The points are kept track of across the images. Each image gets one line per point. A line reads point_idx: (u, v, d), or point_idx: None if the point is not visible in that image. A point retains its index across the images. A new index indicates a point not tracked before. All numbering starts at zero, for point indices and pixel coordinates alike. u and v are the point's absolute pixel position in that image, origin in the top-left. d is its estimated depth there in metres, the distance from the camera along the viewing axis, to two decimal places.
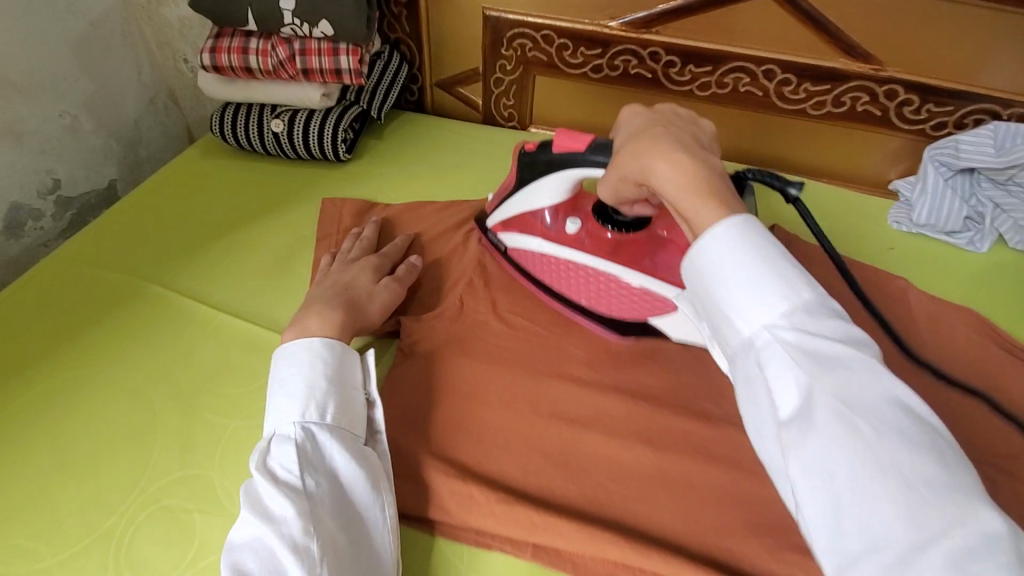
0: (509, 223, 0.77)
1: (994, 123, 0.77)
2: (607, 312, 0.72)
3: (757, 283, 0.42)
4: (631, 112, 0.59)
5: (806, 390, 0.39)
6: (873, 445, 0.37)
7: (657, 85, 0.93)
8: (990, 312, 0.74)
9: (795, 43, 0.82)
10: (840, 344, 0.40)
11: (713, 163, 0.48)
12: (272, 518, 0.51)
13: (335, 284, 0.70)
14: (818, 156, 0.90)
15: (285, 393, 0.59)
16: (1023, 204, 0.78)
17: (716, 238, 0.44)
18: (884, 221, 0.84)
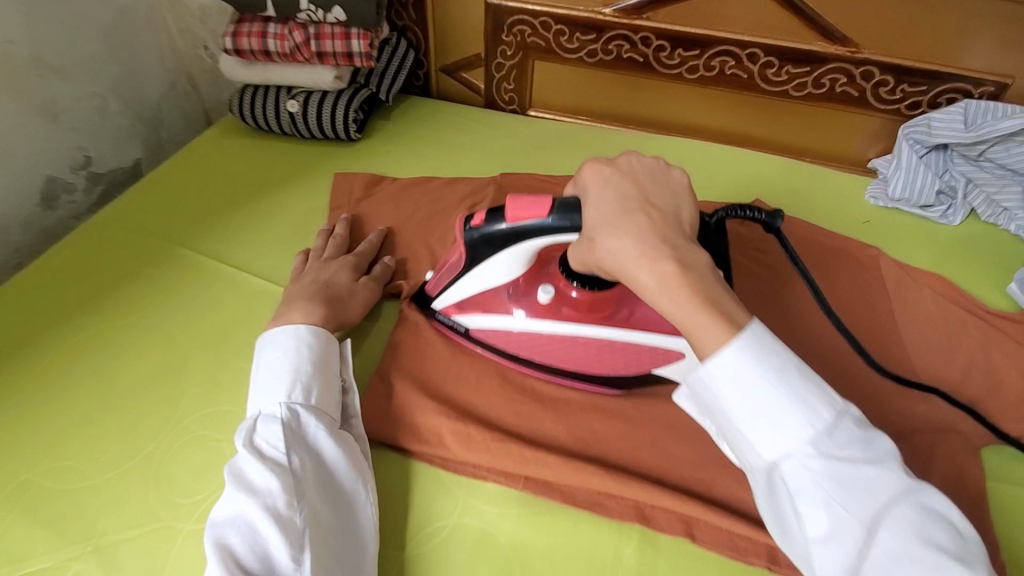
0: (466, 304, 0.69)
1: (966, 102, 0.86)
2: (603, 372, 0.66)
3: (779, 416, 0.45)
4: (598, 173, 0.57)
5: (837, 518, 0.43)
6: (903, 560, 0.41)
7: (648, 68, 0.98)
8: (956, 278, 0.83)
9: (777, 27, 0.89)
10: (865, 468, 0.44)
11: (702, 261, 0.51)
12: (256, 489, 0.51)
13: (315, 284, 0.70)
14: (801, 135, 0.99)
15: (269, 371, 0.60)
16: (992, 178, 0.88)
17: (734, 361, 0.46)
18: (863, 197, 0.93)
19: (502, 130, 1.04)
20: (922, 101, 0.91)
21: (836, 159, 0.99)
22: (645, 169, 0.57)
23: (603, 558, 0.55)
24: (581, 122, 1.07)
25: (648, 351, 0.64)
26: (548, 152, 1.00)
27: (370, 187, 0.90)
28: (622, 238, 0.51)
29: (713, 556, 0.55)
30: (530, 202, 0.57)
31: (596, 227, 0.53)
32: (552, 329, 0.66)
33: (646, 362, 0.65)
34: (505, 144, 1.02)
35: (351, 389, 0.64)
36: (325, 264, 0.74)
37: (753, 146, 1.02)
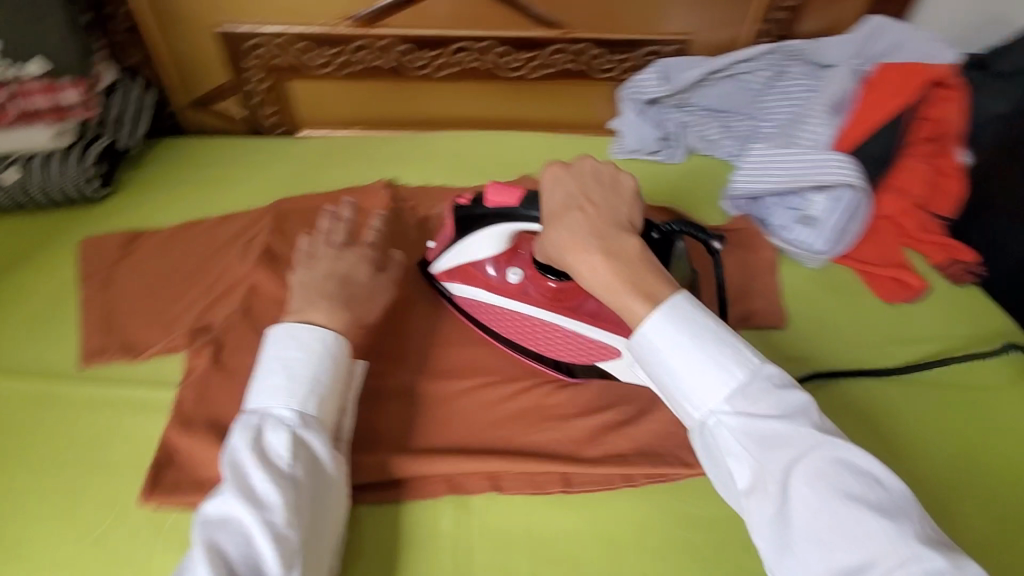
0: (452, 273, 0.79)
1: (659, 62, 1.05)
2: (548, 353, 0.76)
3: (703, 373, 0.55)
4: (553, 173, 0.64)
5: (758, 469, 0.52)
6: (816, 502, 0.50)
7: (398, 72, 1.02)
8: (683, 206, 1.00)
9: (500, 21, 0.99)
10: (780, 423, 0.53)
11: (630, 247, 0.60)
12: (258, 502, 0.54)
13: (332, 275, 0.71)
14: (547, 111, 1.12)
15: (287, 376, 0.62)
16: (693, 120, 1.06)
17: (654, 329, 0.57)
18: (606, 151, 1.08)
19: (271, 154, 1.02)
20: (631, 66, 1.08)
21: (584, 124, 1.15)
22: (594, 171, 0.65)
23: (425, 534, 0.65)
24: (354, 132, 1.10)
25: (592, 344, 0.73)
26: (322, 168, 1.00)
27: (136, 248, 0.86)
28: (556, 235, 0.61)
29: (518, 497, 0.68)
30: (502, 189, 0.67)
31: (547, 225, 0.62)
32: (529, 309, 0.74)
33: (592, 355, 0.74)
34: (275, 168, 1.00)
35: (348, 412, 0.66)
36: (337, 256, 0.74)
37: (516, 126, 1.13)
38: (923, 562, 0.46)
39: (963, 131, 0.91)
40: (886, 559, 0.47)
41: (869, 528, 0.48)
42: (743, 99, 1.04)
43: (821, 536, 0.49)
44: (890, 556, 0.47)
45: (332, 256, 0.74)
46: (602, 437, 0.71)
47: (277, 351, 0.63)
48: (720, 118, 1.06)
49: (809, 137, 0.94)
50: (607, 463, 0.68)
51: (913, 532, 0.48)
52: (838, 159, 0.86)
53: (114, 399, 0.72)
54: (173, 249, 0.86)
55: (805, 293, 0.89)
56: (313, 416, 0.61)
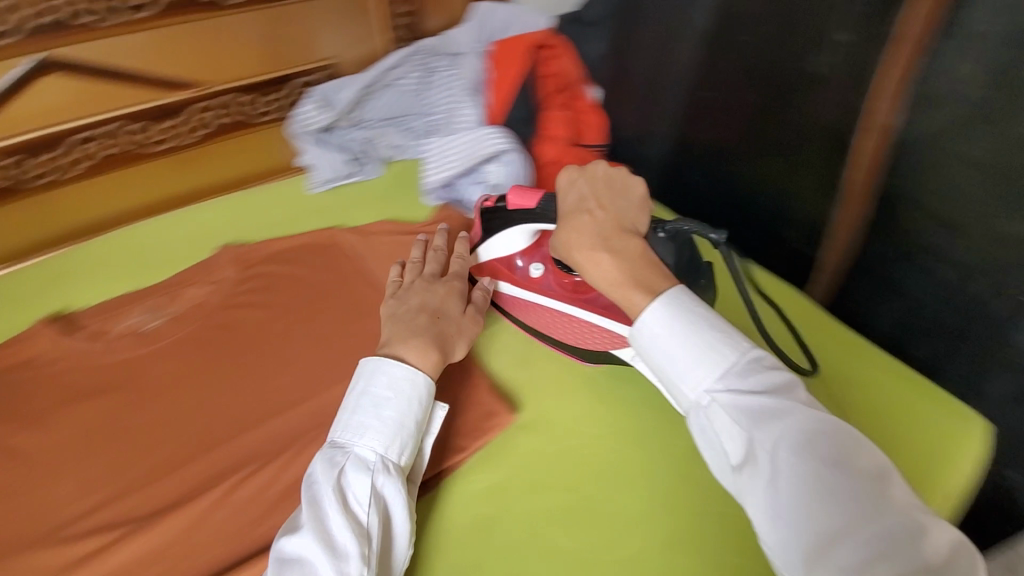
0: (486, 266, 0.83)
1: (315, 90, 1.07)
2: (576, 343, 0.77)
3: (695, 358, 0.56)
4: (569, 178, 0.69)
5: (748, 442, 0.53)
6: (802, 472, 0.50)
7: (22, 186, 0.93)
8: (393, 214, 1.02)
9: (117, 98, 0.95)
10: (770, 398, 0.53)
11: (632, 248, 0.63)
12: (335, 550, 0.54)
13: (415, 308, 0.74)
14: (225, 169, 1.10)
15: (389, 399, 0.63)
16: (375, 133, 1.10)
17: (652, 321, 0.59)
18: (306, 190, 1.06)
19: None
20: (287, 101, 1.10)
21: (275, 170, 1.15)
22: (605, 175, 0.69)
23: None
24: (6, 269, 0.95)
25: (613, 335, 0.73)
26: None
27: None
28: (569, 236, 0.65)
29: None
30: (525, 194, 0.74)
31: (563, 225, 0.66)
32: (545, 300, 0.78)
33: (607, 343, 0.74)
34: None
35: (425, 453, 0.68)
36: (431, 286, 0.78)
37: (203, 195, 1.10)
38: (897, 523, 0.47)
39: (580, 74, 1.06)
40: (863, 528, 0.47)
41: (852, 500, 0.48)
42: (409, 101, 1.10)
43: (807, 506, 0.49)
44: (873, 522, 0.47)
45: (424, 288, 0.77)
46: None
47: (373, 381, 0.64)
48: (397, 123, 1.11)
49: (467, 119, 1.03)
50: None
51: (895, 506, 0.48)
52: (489, 132, 0.96)
53: None
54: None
55: None
56: (398, 459, 0.61)
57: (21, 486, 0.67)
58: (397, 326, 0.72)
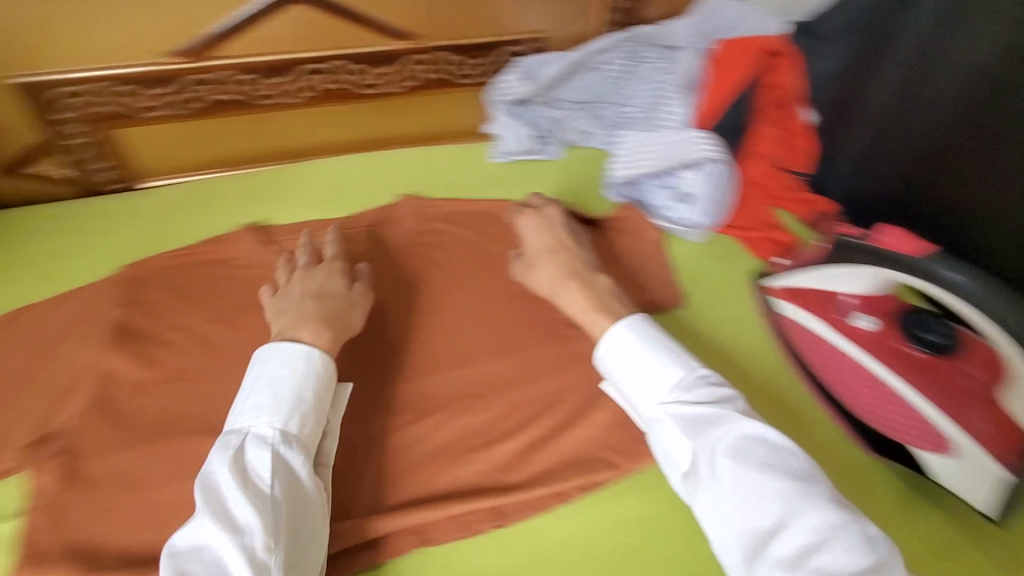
0: (797, 291, 0.79)
1: (520, 61, 1.04)
2: (867, 414, 0.72)
3: (654, 371, 0.65)
4: (529, 223, 0.83)
5: (692, 451, 0.59)
6: (742, 478, 0.56)
7: (245, 105, 0.94)
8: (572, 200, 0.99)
9: (346, 37, 0.93)
10: (709, 407, 0.61)
11: (602, 285, 0.75)
12: (237, 527, 0.52)
13: (307, 297, 0.72)
14: (416, 121, 1.07)
15: (279, 389, 0.62)
16: (564, 114, 1.07)
17: (616, 341, 0.68)
18: (485, 158, 1.06)
19: (113, 215, 0.90)
20: (493, 70, 1.05)
21: (455, 132, 1.11)
22: (564, 222, 0.84)
23: None
24: (209, 174, 1.00)
25: (921, 422, 0.68)
26: (177, 219, 0.91)
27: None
28: (552, 266, 0.77)
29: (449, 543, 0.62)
30: (901, 236, 0.66)
31: (539, 262, 0.79)
32: (859, 355, 0.73)
33: (906, 428, 0.69)
34: (117, 227, 0.88)
35: (333, 438, 0.65)
36: (311, 275, 0.75)
37: (387, 145, 1.08)
38: (823, 514, 0.53)
39: (803, 90, 0.94)
40: (794, 518, 0.53)
41: (785, 498, 0.54)
42: (608, 87, 1.06)
43: (751, 507, 0.55)
44: (797, 516, 0.53)
45: (302, 278, 0.75)
46: (529, 455, 0.66)
47: (260, 371, 0.63)
48: (590, 110, 1.08)
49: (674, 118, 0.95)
50: (535, 485, 0.64)
51: (823, 505, 0.53)
52: (698, 136, 0.88)
53: None
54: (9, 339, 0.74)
55: (693, 268, 0.90)
56: (297, 433, 0.60)
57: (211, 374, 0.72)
58: (309, 287, 0.73)
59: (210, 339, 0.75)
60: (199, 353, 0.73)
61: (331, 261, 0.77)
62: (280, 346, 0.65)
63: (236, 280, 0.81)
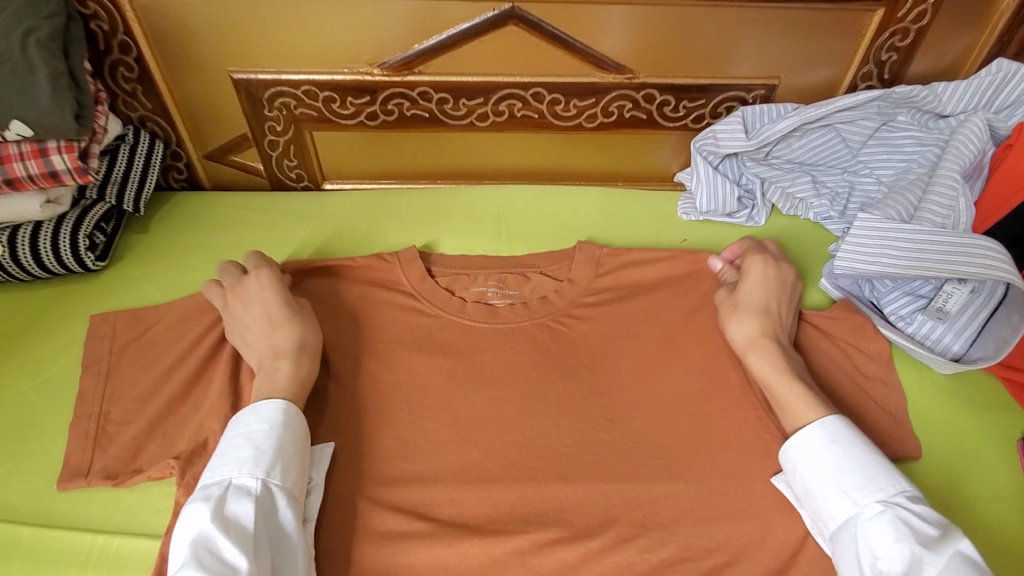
0: None
1: (743, 110, 0.88)
2: None
3: (869, 468, 0.60)
4: (760, 270, 0.74)
5: (909, 559, 0.54)
6: None
7: (436, 123, 0.90)
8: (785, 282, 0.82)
9: (554, 64, 0.85)
10: (935, 523, 0.56)
11: (803, 368, 0.69)
12: (225, 571, 0.51)
13: (265, 321, 0.66)
14: (603, 161, 0.97)
15: (245, 448, 0.59)
16: (782, 174, 0.91)
17: (817, 432, 0.62)
18: (675, 213, 0.92)
19: (296, 216, 0.90)
20: (706, 115, 0.92)
21: (641, 176, 0.99)
22: (791, 284, 0.75)
23: None
24: (382, 185, 0.98)
25: None
26: (351, 231, 0.89)
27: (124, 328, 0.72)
28: (774, 326, 0.70)
29: None
30: None
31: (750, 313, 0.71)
32: None
33: None
34: (295, 229, 0.89)
35: (318, 493, 0.63)
36: (259, 292, 0.68)
37: (560, 181, 1.00)
38: None
39: None
40: None
41: None
42: (842, 151, 0.90)
43: None
44: None
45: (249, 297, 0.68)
46: None
47: (237, 428, 0.60)
48: (811, 173, 0.92)
49: (947, 214, 0.75)
50: None
51: None
52: (984, 247, 0.69)
53: (79, 551, 0.57)
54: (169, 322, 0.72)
55: (932, 407, 0.70)
56: (279, 484, 0.58)
57: (361, 421, 0.69)
58: (276, 300, 0.67)
59: (363, 378, 0.71)
60: (352, 390, 0.71)
61: (268, 273, 0.69)
62: (259, 406, 0.61)
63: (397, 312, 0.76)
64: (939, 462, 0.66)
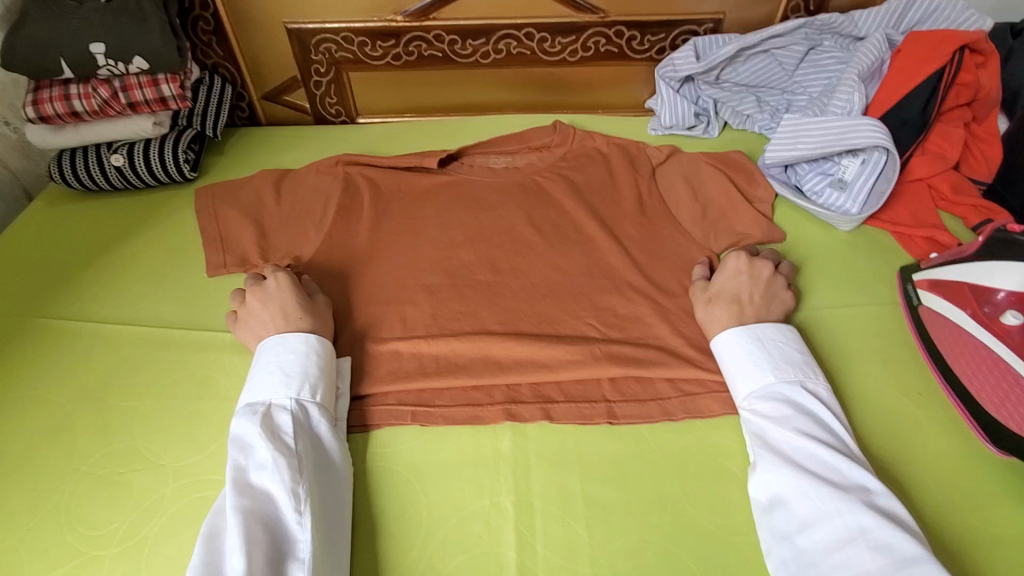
0: (938, 284, 0.78)
1: (695, 40, 1.09)
2: (996, 412, 0.69)
3: (747, 373, 0.70)
4: (736, 262, 0.79)
5: (758, 449, 0.65)
6: (789, 480, 0.61)
7: (448, 61, 1.12)
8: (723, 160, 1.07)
9: (541, 8, 1.07)
10: (784, 418, 0.66)
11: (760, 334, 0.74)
12: (269, 468, 0.60)
13: (273, 316, 0.74)
14: (585, 92, 1.18)
15: (278, 375, 0.68)
16: (730, 95, 1.11)
17: (723, 338, 0.73)
18: (645, 130, 1.13)
19: (337, 140, 1.13)
20: (666, 47, 1.12)
21: (617, 105, 1.21)
22: (768, 278, 0.79)
23: (486, 454, 0.69)
24: (405, 118, 1.19)
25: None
26: (382, 149, 1.11)
27: (218, 213, 0.94)
28: (759, 289, 0.78)
29: (570, 427, 0.71)
30: None
31: (715, 298, 0.77)
32: (1009, 354, 0.69)
33: None
34: (338, 150, 1.11)
35: (345, 398, 0.72)
36: (263, 296, 0.76)
37: (551, 111, 1.21)
38: (863, 519, 0.56)
39: (987, 93, 0.94)
40: (835, 517, 0.57)
41: (831, 499, 0.58)
42: (778, 72, 1.10)
43: (796, 502, 0.60)
44: (839, 517, 0.57)
45: (258, 300, 0.75)
46: None
47: (269, 356, 0.69)
48: (754, 93, 1.12)
49: (845, 104, 0.94)
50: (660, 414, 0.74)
51: (862, 510, 0.57)
52: (864, 124, 0.90)
53: (217, 343, 0.79)
54: (251, 209, 0.95)
55: (838, 254, 0.90)
56: (311, 399, 0.67)
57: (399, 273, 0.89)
58: (286, 300, 0.74)
59: (396, 243, 0.92)
60: (387, 250, 0.91)
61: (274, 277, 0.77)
62: (274, 338, 0.71)
63: (423, 202, 0.98)
64: (842, 287, 0.86)
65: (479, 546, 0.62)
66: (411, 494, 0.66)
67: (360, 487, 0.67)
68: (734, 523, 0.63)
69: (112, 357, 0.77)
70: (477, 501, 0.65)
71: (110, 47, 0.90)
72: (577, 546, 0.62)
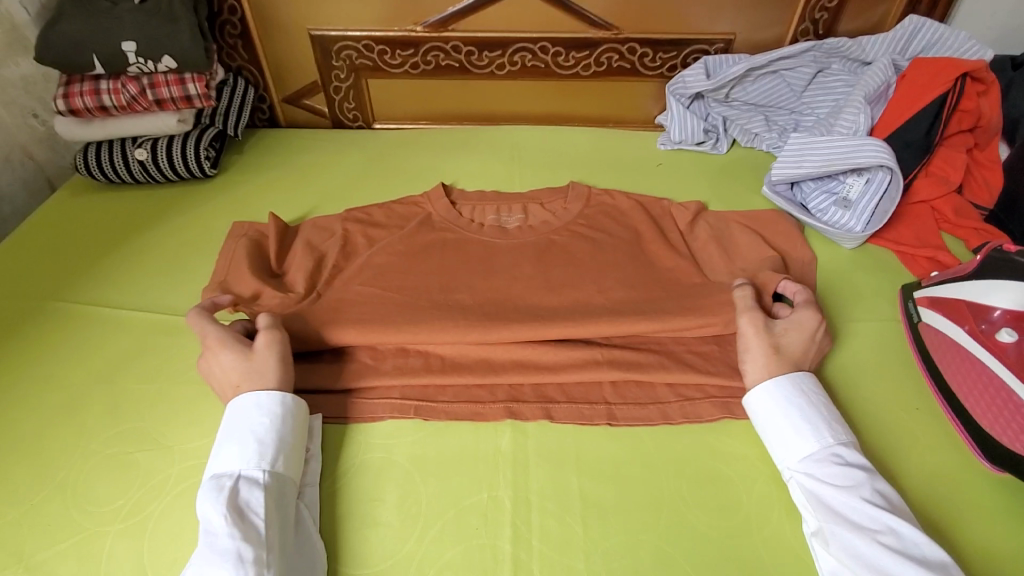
0: (937, 301, 0.79)
1: (706, 59, 1.12)
2: (989, 427, 0.69)
3: (802, 430, 0.65)
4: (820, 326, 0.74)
5: (822, 518, 0.60)
6: (861, 558, 0.57)
7: (464, 71, 1.15)
8: (730, 175, 1.09)
9: (556, 23, 1.10)
10: (849, 483, 0.61)
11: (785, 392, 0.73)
12: (232, 554, 0.55)
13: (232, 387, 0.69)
14: (597, 106, 1.21)
15: (247, 441, 0.63)
16: (739, 113, 1.14)
17: (763, 392, 0.68)
18: (655, 144, 1.15)
19: (353, 144, 1.16)
20: (678, 64, 1.15)
21: (628, 119, 1.23)
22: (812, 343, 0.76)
23: (486, 451, 0.70)
24: (419, 125, 1.22)
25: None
26: (395, 154, 1.13)
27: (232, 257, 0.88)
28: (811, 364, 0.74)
29: (570, 426, 0.72)
30: None
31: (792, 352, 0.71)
32: (1001, 369, 0.69)
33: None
34: (353, 153, 1.14)
35: (316, 460, 0.68)
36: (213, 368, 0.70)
37: (563, 123, 1.24)
38: None
39: (991, 119, 0.96)
40: None
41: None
42: (786, 93, 1.13)
43: None
44: None
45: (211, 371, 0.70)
46: None
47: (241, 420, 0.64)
48: (762, 112, 1.14)
49: (851, 125, 0.97)
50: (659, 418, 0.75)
51: None
52: (870, 144, 0.92)
53: None
54: None
55: (840, 270, 0.91)
56: (283, 471, 0.63)
57: None
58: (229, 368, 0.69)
59: None
60: None
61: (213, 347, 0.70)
62: (248, 396, 0.66)
63: None
64: (843, 301, 0.87)
65: (475, 539, 0.63)
66: (410, 486, 0.67)
67: (360, 476, 0.68)
68: (728, 526, 0.64)
69: (125, 341, 0.80)
70: (475, 494, 0.66)
71: (141, 47, 0.94)
72: (573, 543, 0.62)
